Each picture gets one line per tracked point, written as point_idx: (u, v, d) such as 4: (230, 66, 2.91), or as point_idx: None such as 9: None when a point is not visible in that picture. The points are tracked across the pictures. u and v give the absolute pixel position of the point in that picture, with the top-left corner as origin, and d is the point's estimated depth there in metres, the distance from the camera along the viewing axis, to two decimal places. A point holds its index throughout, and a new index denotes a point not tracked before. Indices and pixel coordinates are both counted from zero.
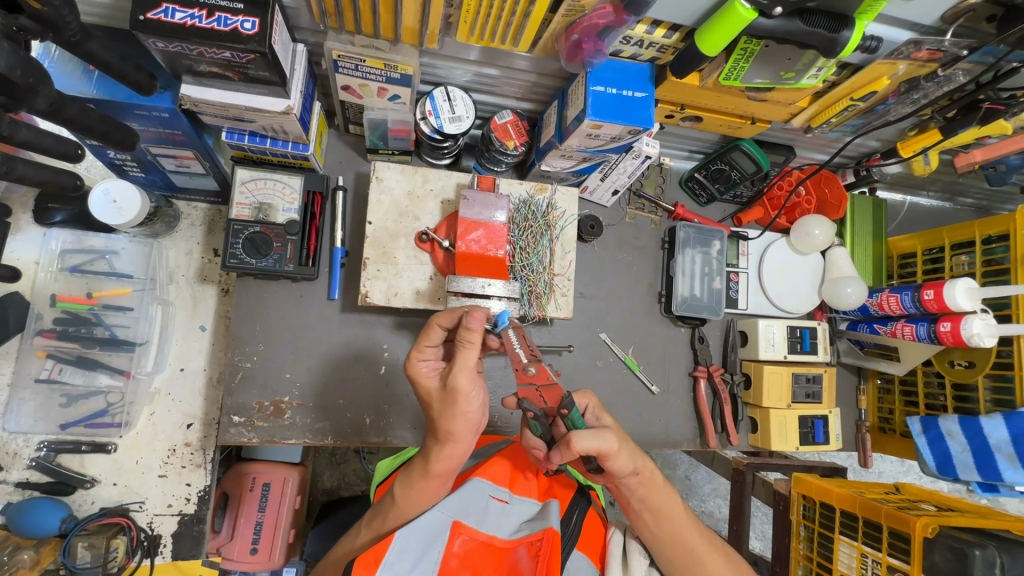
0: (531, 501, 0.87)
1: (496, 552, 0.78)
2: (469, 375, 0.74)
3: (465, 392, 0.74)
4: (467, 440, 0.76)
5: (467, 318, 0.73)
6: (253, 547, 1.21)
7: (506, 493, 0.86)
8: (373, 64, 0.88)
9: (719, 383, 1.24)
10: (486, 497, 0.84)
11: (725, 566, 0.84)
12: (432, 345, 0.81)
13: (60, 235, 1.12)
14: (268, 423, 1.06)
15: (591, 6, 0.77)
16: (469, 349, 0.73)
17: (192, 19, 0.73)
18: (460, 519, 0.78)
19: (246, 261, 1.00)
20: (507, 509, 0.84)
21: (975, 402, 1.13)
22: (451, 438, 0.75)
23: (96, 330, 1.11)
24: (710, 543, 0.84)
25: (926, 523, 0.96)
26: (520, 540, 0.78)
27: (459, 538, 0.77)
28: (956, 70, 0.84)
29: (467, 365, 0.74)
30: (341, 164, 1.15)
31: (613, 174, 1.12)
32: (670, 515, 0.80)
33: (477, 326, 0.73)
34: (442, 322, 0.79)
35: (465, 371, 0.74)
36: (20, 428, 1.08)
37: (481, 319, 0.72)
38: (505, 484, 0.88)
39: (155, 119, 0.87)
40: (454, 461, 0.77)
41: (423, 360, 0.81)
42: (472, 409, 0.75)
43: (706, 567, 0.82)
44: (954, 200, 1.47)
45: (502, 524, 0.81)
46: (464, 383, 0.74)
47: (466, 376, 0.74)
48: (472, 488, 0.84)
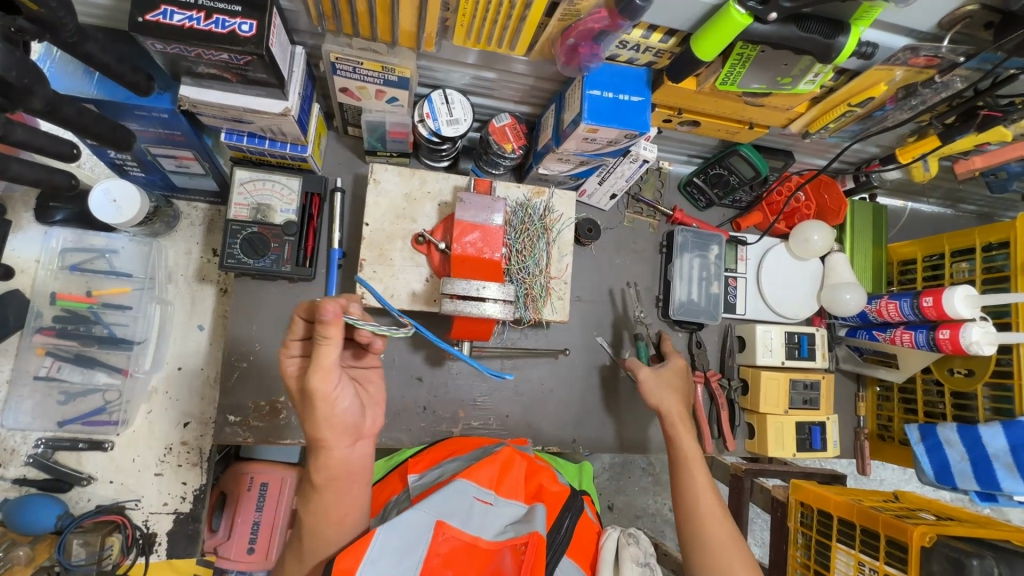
0: (517, 503, 0.87)
1: (480, 553, 0.79)
2: (326, 375, 0.68)
3: (324, 392, 0.69)
4: (339, 442, 0.73)
5: (320, 311, 0.64)
6: (250, 547, 1.18)
7: (491, 495, 0.86)
8: (371, 67, 0.88)
9: (716, 388, 1.23)
10: (470, 498, 0.83)
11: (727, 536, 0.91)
12: (300, 338, 0.74)
13: (61, 234, 1.13)
14: (263, 423, 1.06)
15: (586, 11, 0.77)
16: (326, 346, 0.67)
17: (190, 21, 0.74)
18: (443, 519, 0.78)
19: (244, 261, 1.01)
20: (491, 510, 0.83)
21: (974, 410, 1.11)
22: (323, 443, 0.73)
23: (94, 329, 1.12)
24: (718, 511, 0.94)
25: (923, 531, 0.96)
26: (505, 542, 0.79)
27: (441, 537, 0.77)
28: (953, 77, 0.84)
29: (323, 365, 0.68)
30: (339, 166, 1.16)
31: (611, 177, 1.12)
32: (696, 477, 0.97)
33: (333, 317, 0.65)
34: (303, 314, 0.73)
35: (321, 371, 0.68)
36: (18, 425, 1.09)
37: (336, 309, 0.64)
38: (491, 484, 0.87)
39: (155, 120, 0.88)
40: (339, 468, 0.74)
41: (290, 354, 0.74)
42: (337, 410, 0.71)
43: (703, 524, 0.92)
44: (956, 206, 1.46)
45: (487, 525, 0.81)
46: (320, 384, 0.68)
47: (321, 375, 0.68)
48: (457, 489, 0.83)
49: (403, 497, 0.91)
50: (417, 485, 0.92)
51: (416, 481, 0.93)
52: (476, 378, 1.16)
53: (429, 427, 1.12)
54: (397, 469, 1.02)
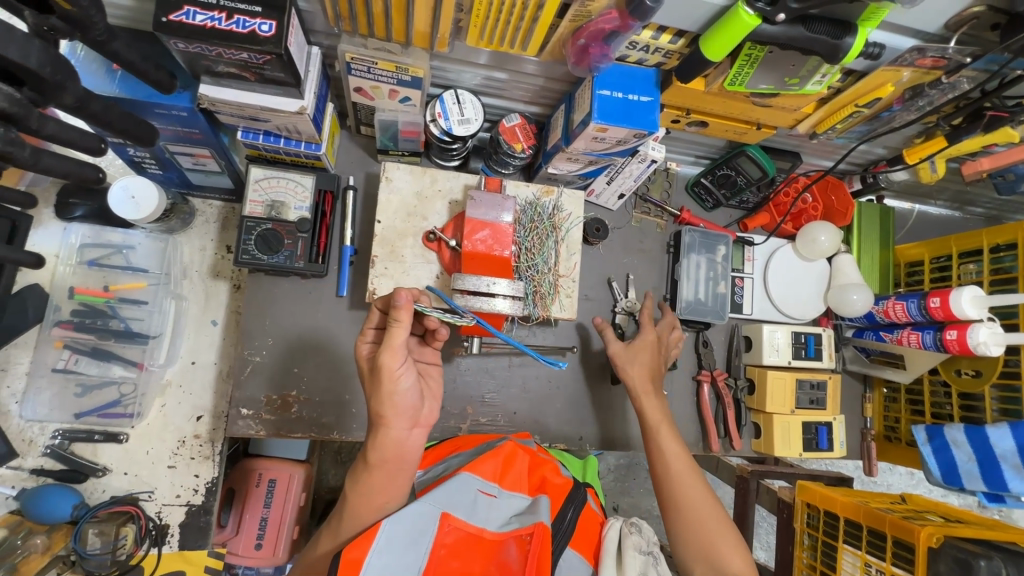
0: (520, 495, 0.89)
1: (485, 545, 0.79)
2: (394, 355, 0.74)
3: (391, 370, 0.74)
4: (398, 424, 0.76)
5: (394, 297, 0.72)
6: (257, 543, 1.23)
7: (495, 487, 0.87)
8: (385, 67, 0.90)
9: (722, 388, 1.24)
10: (474, 491, 0.84)
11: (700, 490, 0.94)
12: (375, 326, 0.83)
13: (79, 230, 1.15)
14: (275, 416, 1.08)
15: (597, 12, 0.78)
16: (397, 329, 0.73)
17: (211, 21, 0.76)
18: (449, 511, 0.79)
19: (258, 257, 1.03)
20: (496, 502, 0.85)
21: (982, 411, 1.12)
22: (383, 421, 0.76)
23: (111, 323, 1.14)
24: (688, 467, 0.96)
25: (929, 532, 0.96)
26: (510, 534, 0.80)
27: (447, 528, 0.78)
28: (960, 77, 0.85)
29: (393, 345, 0.74)
30: (352, 164, 1.18)
31: (619, 177, 1.13)
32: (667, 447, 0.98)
33: (406, 302, 0.72)
34: (380, 303, 0.82)
35: (391, 351, 0.74)
36: (36, 416, 1.11)
37: (408, 295, 0.72)
38: (494, 477, 0.89)
39: (174, 118, 0.90)
40: (394, 451, 0.77)
41: (366, 340, 0.83)
42: (400, 390, 0.75)
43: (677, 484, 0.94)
44: (964, 209, 1.46)
45: (491, 518, 0.83)
46: (388, 362, 0.74)
47: (390, 355, 0.74)
48: (461, 482, 0.84)
49: None
50: (421, 482, 0.94)
51: (422, 477, 0.95)
52: (484, 375, 1.17)
53: (438, 422, 1.13)
54: None
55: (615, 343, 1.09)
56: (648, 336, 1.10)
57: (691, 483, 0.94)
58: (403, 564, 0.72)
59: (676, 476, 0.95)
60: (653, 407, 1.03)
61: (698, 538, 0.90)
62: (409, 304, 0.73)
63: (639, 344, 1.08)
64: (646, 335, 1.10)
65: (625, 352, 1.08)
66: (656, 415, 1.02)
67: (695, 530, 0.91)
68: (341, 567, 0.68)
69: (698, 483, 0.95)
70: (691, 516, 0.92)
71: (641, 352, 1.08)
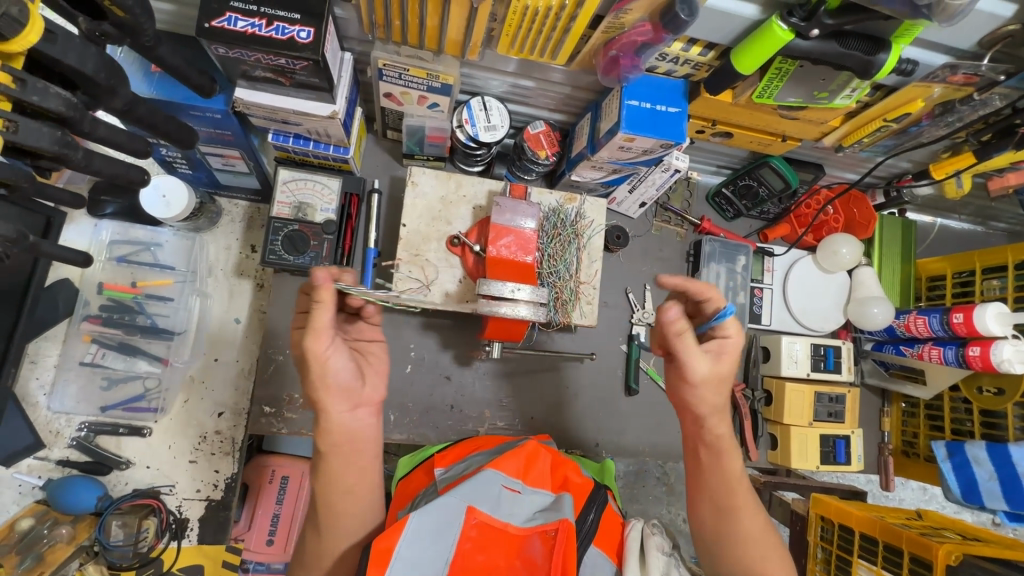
0: (544, 492, 0.87)
1: (510, 539, 0.80)
2: (319, 337, 0.72)
3: (318, 353, 0.73)
4: (337, 406, 0.76)
5: (310, 277, 0.71)
6: (268, 539, 1.24)
7: (519, 483, 0.85)
8: (416, 74, 0.92)
9: (739, 398, 1.24)
10: (499, 487, 0.83)
11: (762, 526, 0.83)
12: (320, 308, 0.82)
13: (110, 227, 1.18)
14: (297, 415, 1.09)
15: (630, 24, 0.79)
16: (319, 310, 0.71)
17: (252, 28, 0.77)
18: (474, 505, 0.79)
19: (284, 257, 1.04)
20: (520, 499, 0.84)
21: (1004, 429, 1.10)
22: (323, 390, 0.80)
23: (138, 319, 1.16)
24: (748, 498, 0.84)
25: (948, 550, 0.95)
26: (535, 529, 0.80)
27: (472, 522, 0.78)
28: (992, 95, 0.85)
29: (320, 328, 0.72)
30: (378, 168, 1.20)
31: (641, 186, 1.14)
32: (742, 485, 0.84)
33: (323, 282, 0.70)
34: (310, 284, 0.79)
35: (316, 335, 0.72)
36: (63, 408, 1.14)
37: (326, 275, 0.70)
38: (519, 474, 0.87)
39: (208, 120, 0.92)
40: (340, 433, 0.78)
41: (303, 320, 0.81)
42: (332, 370, 0.74)
43: (741, 517, 0.83)
44: (987, 224, 1.44)
45: (516, 513, 0.82)
46: (317, 345, 0.72)
47: (315, 337, 0.72)
48: (485, 479, 0.82)
49: (430, 489, 0.91)
50: (442, 478, 0.92)
51: (443, 474, 0.93)
52: (502, 379, 1.18)
53: (456, 425, 1.14)
54: (422, 464, 1.02)
55: (703, 364, 0.79)
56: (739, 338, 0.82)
57: (756, 526, 0.82)
58: (430, 556, 0.74)
59: (741, 516, 0.83)
60: (732, 449, 0.85)
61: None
62: (331, 286, 0.71)
63: (730, 362, 0.81)
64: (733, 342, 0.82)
65: (715, 377, 0.81)
66: (735, 465, 0.84)
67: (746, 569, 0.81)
68: (371, 558, 0.70)
69: (763, 528, 0.83)
70: (747, 561, 0.81)
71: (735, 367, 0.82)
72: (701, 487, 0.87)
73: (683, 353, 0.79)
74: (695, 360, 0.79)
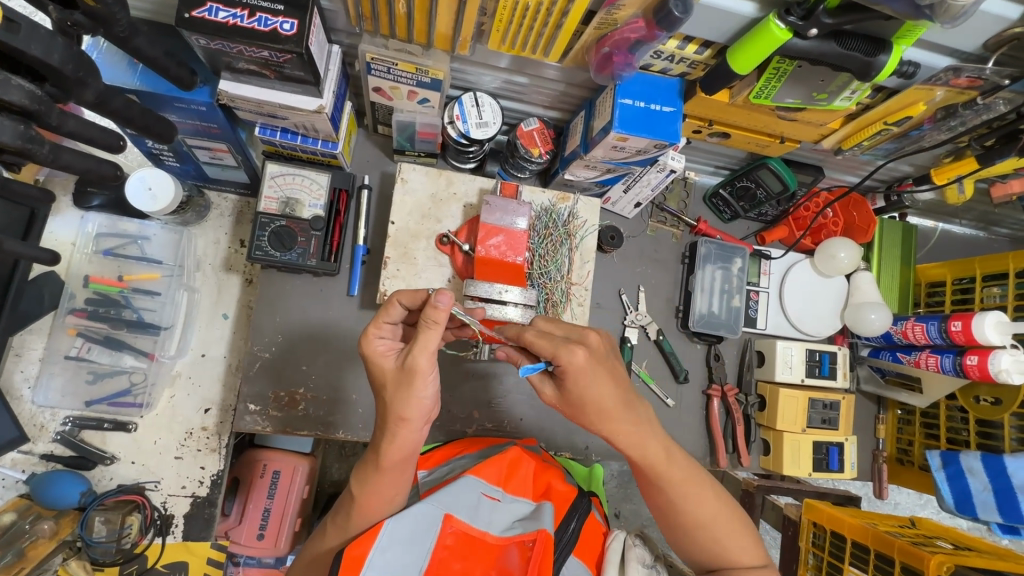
0: (525, 500, 0.86)
1: (487, 548, 0.79)
2: (427, 355, 0.71)
3: (421, 372, 0.71)
4: (415, 427, 0.74)
5: (435, 297, 0.68)
6: (260, 533, 1.23)
7: (499, 491, 0.85)
8: (405, 68, 0.89)
9: (733, 403, 1.22)
10: (478, 494, 0.83)
11: (709, 500, 0.82)
12: (392, 322, 0.78)
13: (96, 219, 1.16)
14: (282, 413, 1.08)
15: (623, 21, 0.77)
16: (431, 330, 0.70)
17: (234, 19, 0.75)
18: (452, 513, 0.78)
19: (271, 254, 1.03)
20: (499, 507, 0.83)
21: (1000, 439, 1.09)
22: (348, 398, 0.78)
23: (124, 313, 1.15)
24: (691, 482, 0.81)
25: (940, 560, 0.94)
26: (513, 539, 0.79)
27: (448, 530, 0.77)
28: (996, 99, 0.82)
29: (427, 346, 0.71)
30: (368, 163, 1.18)
31: (636, 186, 1.11)
32: (674, 480, 0.80)
33: (449, 306, 0.69)
34: (404, 300, 0.77)
35: (423, 352, 0.71)
36: (47, 402, 1.13)
37: (450, 298, 0.68)
38: (499, 481, 0.87)
39: (192, 113, 0.90)
40: (408, 450, 0.75)
41: (379, 336, 0.77)
42: (425, 393, 0.72)
43: (684, 506, 0.81)
44: (989, 229, 1.42)
45: (495, 521, 0.82)
46: (423, 363, 0.71)
47: (425, 356, 0.71)
48: (464, 484, 0.83)
49: (411, 493, 0.91)
50: (425, 482, 0.92)
51: (425, 477, 0.93)
52: (491, 379, 1.16)
53: (444, 426, 1.13)
54: None
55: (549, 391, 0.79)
56: (575, 367, 0.71)
57: (705, 510, 0.82)
58: (404, 562, 0.73)
59: (684, 508, 0.81)
60: (648, 452, 0.78)
61: (717, 564, 0.83)
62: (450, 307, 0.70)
63: (574, 388, 0.74)
64: (569, 373, 0.72)
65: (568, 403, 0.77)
66: (660, 464, 0.79)
67: (712, 552, 0.83)
68: (342, 564, 0.69)
69: (713, 505, 0.82)
70: (701, 538, 0.83)
71: (585, 396, 0.74)
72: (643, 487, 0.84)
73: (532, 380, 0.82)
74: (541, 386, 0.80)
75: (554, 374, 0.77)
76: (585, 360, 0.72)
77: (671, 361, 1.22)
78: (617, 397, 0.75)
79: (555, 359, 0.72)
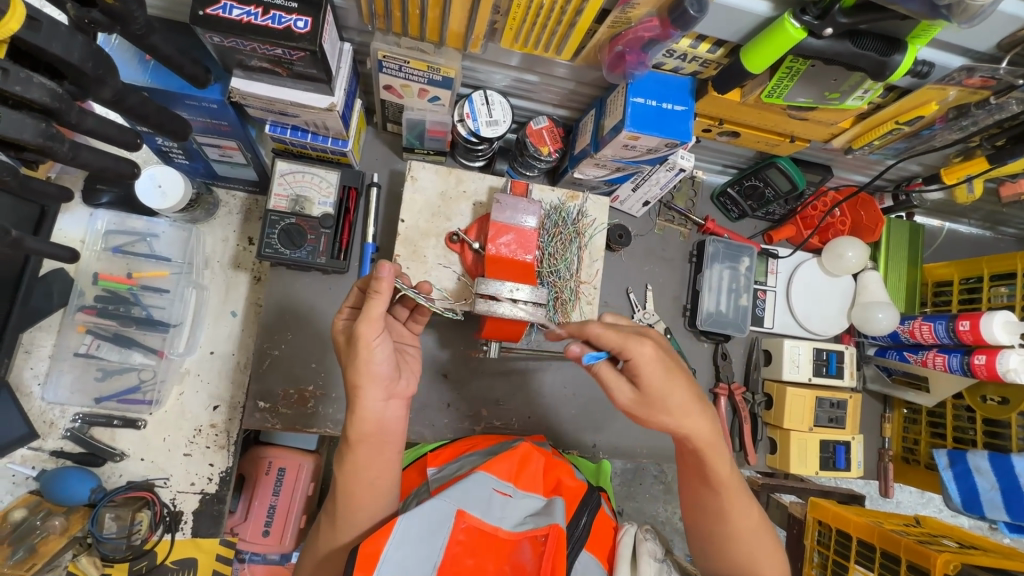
0: (535, 496, 0.87)
1: (500, 544, 0.79)
2: (371, 323, 0.75)
3: (367, 341, 0.75)
4: (371, 395, 0.77)
5: (376, 268, 0.74)
6: (265, 529, 1.23)
7: (510, 487, 0.86)
8: (417, 66, 0.89)
9: (740, 402, 1.22)
10: (489, 490, 0.83)
11: (751, 516, 0.84)
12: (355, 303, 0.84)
13: (106, 216, 1.17)
14: (292, 411, 1.08)
15: (637, 19, 0.77)
16: (376, 299, 0.75)
17: (248, 16, 0.75)
18: (464, 508, 0.78)
19: (281, 251, 1.03)
20: (510, 503, 0.83)
21: (1007, 439, 1.09)
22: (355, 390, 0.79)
23: (133, 310, 1.15)
24: (739, 497, 0.83)
25: (947, 559, 0.93)
26: (525, 534, 0.79)
27: (461, 526, 0.77)
28: (1009, 99, 0.82)
29: (372, 316, 0.75)
30: (377, 161, 1.18)
31: (645, 184, 1.11)
32: (728, 487, 0.82)
33: (388, 275, 0.74)
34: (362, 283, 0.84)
35: (370, 322, 0.75)
36: (57, 399, 1.13)
37: (391, 269, 0.74)
38: (510, 477, 0.88)
39: (204, 110, 0.90)
40: (374, 423, 0.79)
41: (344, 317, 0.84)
42: (376, 360, 0.77)
43: (728, 515, 0.83)
44: (996, 229, 1.42)
45: (506, 516, 0.82)
46: (365, 330, 0.75)
47: (367, 323, 0.75)
48: (476, 481, 0.83)
49: (422, 490, 0.91)
50: (435, 478, 0.92)
51: (435, 474, 0.93)
52: (499, 377, 1.17)
53: (452, 424, 1.13)
54: (415, 462, 1.01)
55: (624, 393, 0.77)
56: (646, 356, 0.73)
57: (747, 521, 0.83)
58: (418, 558, 0.73)
59: (730, 516, 0.83)
60: (717, 458, 0.80)
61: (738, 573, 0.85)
62: (391, 277, 0.75)
63: (652, 386, 0.74)
64: (643, 368, 0.74)
65: (644, 403, 0.76)
66: (723, 471, 0.81)
67: (736, 561, 0.84)
68: (357, 561, 0.69)
69: (754, 518, 0.84)
70: (734, 548, 0.84)
71: (660, 390, 0.74)
72: (692, 487, 0.86)
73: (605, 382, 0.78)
74: (616, 389, 0.77)
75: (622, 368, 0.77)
76: (655, 352, 0.74)
77: None
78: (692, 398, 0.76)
79: (625, 349, 0.74)
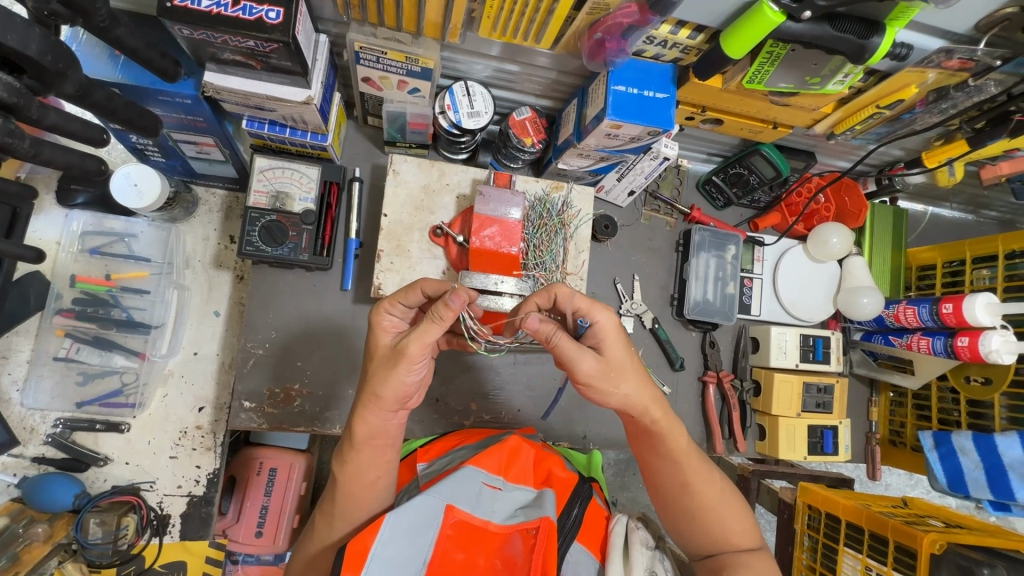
0: (526, 488, 0.86)
1: (490, 538, 0.79)
2: (422, 346, 0.72)
3: (413, 358, 0.72)
4: (374, 408, 0.76)
5: (447, 296, 0.70)
6: (257, 531, 1.21)
7: (499, 480, 0.85)
8: (395, 57, 0.88)
9: (728, 389, 1.23)
10: (478, 484, 0.82)
11: (715, 482, 0.86)
12: (406, 303, 0.79)
13: (81, 217, 1.15)
14: (277, 410, 1.06)
15: (615, 5, 0.76)
16: (436, 325, 0.71)
17: (218, 7, 0.73)
18: (453, 503, 0.78)
19: (262, 248, 1.01)
20: (499, 496, 0.83)
21: (991, 419, 1.10)
22: (367, 398, 0.75)
23: (113, 312, 1.13)
24: (699, 463, 0.85)
25: (933, 538, 0.94)
26: (515, 527, 0.78)
27: (450, 521, 0.77)
28: (987, 81, 0.84)
29: (423, 338, 0.72)
30: (359, 156, 1.17)
31: (629, 174, 1.11)
32: (686, 459, 0.84)
33: (458, 306, 0.70)
34: (426, 288, 0.78)
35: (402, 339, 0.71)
36: (37, 404, 1.12)
37: (462, 300, 0.70)
38: (499, 470, 0.87)
39: (178, 106, 0.88)
40: (375, 429, 0.77)
41: (391, 313, 0.79)
42: (394, 379, 0.73)
43: (693, 487, 0.84)
44: (978, 212, 1.43)
45: (496, 510, 0.81)
46: (414, 351, 0.71)
47: (419, 346, 0.71)
48: (464, 475, 0.82)
49: (412, 486, 0.90)
50: (425, 473, 0.92)
51: (425, 469, 0.92)
52: (488, 371, 1.16)
53: (442, 419, 1.13)
54: (406, 457, 1.00)
55: (588, 363, 0.75)
56: (610, 326, 0.76)
57: (711, 490, 0.85)
58: (407, 555, 0.73)
59: (695, 489, 0.84)
60: (671, 429, 0.82)
61: (715, 545, 0.86)
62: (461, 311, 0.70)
63: (615, 353, 0.76)
64: (607, 334, 0.76)
65: (606, 374, 0.76)
66: (680, 442, 0.83)
67: (711, 533, 0.86)
68: (345, 560, 0.68)
69: (717, 486, 0.86)
70: (703, 520, 0.85)
71: (626, 357, 0.77)
72: (654, 467, 0.87)
73: (566, 354, 0.75)
74: (579, 358, 0.75)
75: (593, 344, 0.77)
76: (616, 321, 0.77)
77: (667, 350, 1.22)
78: (640, 379, 0.78)
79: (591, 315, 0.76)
